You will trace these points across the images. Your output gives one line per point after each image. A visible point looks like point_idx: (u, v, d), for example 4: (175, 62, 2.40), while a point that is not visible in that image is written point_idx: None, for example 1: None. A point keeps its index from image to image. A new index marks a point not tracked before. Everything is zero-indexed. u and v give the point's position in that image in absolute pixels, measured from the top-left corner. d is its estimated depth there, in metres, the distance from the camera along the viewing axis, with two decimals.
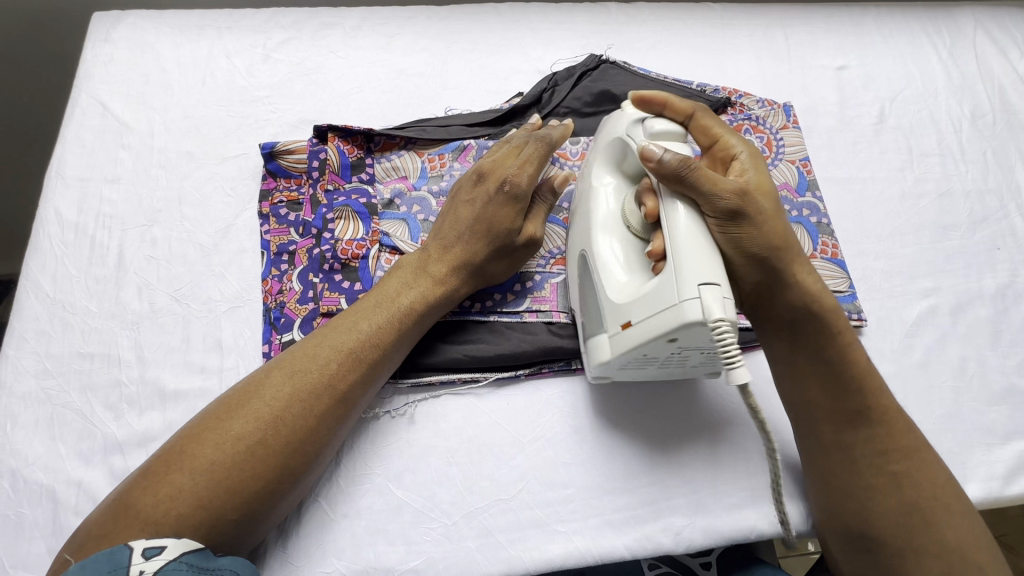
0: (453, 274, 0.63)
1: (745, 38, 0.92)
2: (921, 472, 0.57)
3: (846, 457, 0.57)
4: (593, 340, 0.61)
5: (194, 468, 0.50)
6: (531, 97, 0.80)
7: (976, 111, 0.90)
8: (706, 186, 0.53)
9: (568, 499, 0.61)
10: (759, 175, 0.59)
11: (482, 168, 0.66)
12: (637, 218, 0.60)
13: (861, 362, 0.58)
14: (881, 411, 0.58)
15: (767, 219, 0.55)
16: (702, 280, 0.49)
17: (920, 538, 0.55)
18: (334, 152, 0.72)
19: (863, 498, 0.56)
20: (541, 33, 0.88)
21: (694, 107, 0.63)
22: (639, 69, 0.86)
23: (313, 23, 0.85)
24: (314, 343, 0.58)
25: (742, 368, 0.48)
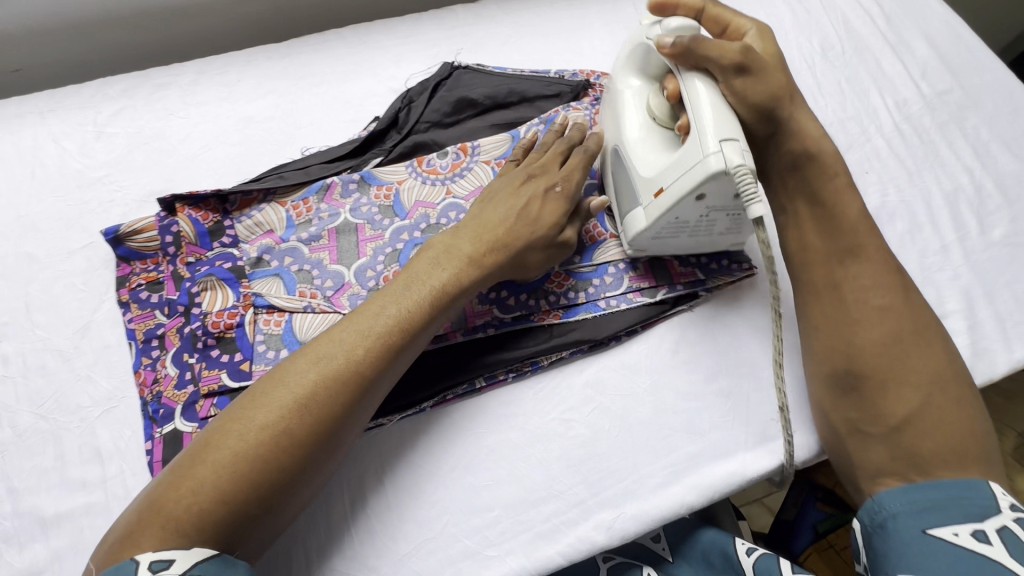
0: (491, 258, 0.62)
1: (595, 16, 0.92)
2: (906, 310, 0.60)
3: (837, 297, 0.61)
4: (630, 215, 0.66)
5: (216, 463, 0.48)
6: (387, 120, 0.78)
7: (825, 43, 0.93)
8: (712, 52, 0.58)
9: (495, 521, 0.61)
10: (769, 45, 0.64)
11: (532, 170, 0.67)
12: (663, 108, 0.64)
13: (853, 210, 0.62)
14: (872, 247, 0.61)
15: (769, 73, 0.60)
16: (722, 137, 0.54)
17: (903, 367, 0.58)
18: (187, 222, 0.68)
19: (848, 330, 0.60)
20: (390, 50, 0.86)
21: (702, 1, 0.66)
22: (494, 68, 0.84)
23: (145, 87, 0.80)
24: (337, 329, 0.55)
25: (759, 204, 0.52)
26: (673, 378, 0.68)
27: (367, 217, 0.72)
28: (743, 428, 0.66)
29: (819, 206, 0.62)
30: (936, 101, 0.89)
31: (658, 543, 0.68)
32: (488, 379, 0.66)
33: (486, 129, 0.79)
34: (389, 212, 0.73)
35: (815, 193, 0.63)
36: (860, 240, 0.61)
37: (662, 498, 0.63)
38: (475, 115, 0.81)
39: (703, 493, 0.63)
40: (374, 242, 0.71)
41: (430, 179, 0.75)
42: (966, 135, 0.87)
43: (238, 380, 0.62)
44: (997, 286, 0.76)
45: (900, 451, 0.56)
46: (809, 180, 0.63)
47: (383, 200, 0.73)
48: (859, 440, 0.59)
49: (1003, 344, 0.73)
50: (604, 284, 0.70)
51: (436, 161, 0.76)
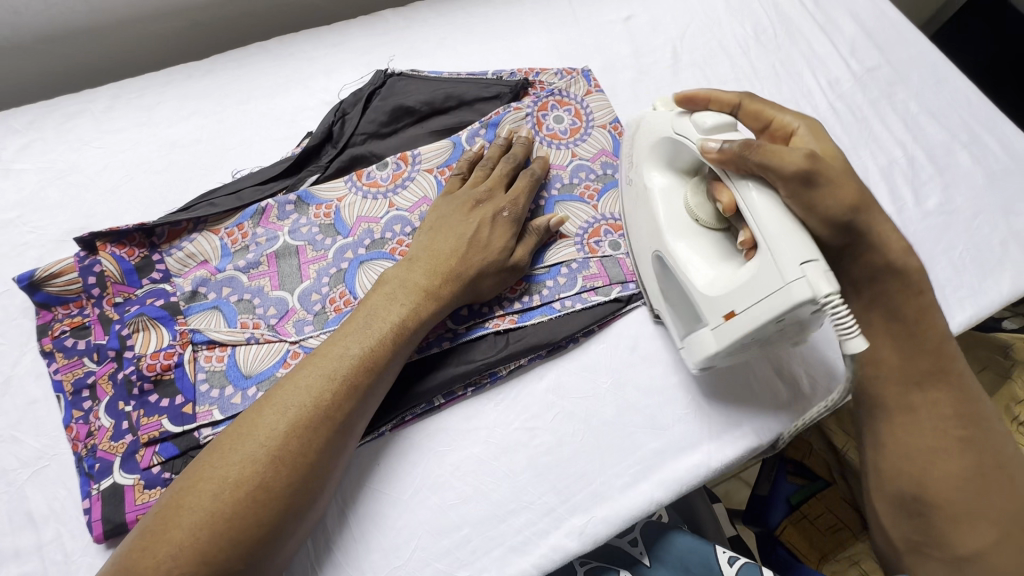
0: (448, 289, 0.62)
1: (530, 13, 0.91)
2: (987, 442, 0.58)
3: (912, 422, 0.59)
4: (693, 335, 0.61)
5: (194, 522, 0.47)
6: (321, 135, 0.75)
7: (757, 27, 0.94)
8: (773, 160, 0.52)
9: (465, 540, 0.60)
10: (823, 144, 0.59)
11: (478, 194, 0.68)
12: (706, 210, 0.61)
13: (936, 327, 0.59)
14: (953, 375, 0.59)
15: (841, 181, 0.54)
16: (801, 258, 0.50)
17: (975, 501, 0.56)
18: (110, 261, 0.64)
19: (922, 462, 0.58)
20: (319, 61, 0.83)
21: (739, 96, 0.63)
22: (430, 73, 0.82)
23: (54, 116, 0.75)
24: (303, 372, 0.55)
25: (855, 338, 0.49)
26: (634, 375, 0.68)
27: (308, 237, 0.69)
28: (705, 418, 0.66)
29: (896, 320, 0.60)
30: (866, 78, 0.91)
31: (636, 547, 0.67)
32: (447, 396, 0.64)
33: (426, 137, 0.77)
34: (330, 230, 0.70)
35: (893, 310, 0.60)
36: (942, 363, 0.59)
37: (630, 498, 0.63)
38: (413, 123, 0.78)
39: (671, 488, 0.63)
40: (317, 263, 0.68)
41: (372, 192, 0.72)
42: (896, 109, 0.89)
43: (180, 424, 0.59)
44: (935, 254, 0.79)
45: None
46: (886, 295, 0.60)
47: (322, 219, 0.70)
48: (919, 555, 0.59)
49: (944, 310, 0.75)
50: (558, 285, 0.69)
51: (376, 172, 0.73)
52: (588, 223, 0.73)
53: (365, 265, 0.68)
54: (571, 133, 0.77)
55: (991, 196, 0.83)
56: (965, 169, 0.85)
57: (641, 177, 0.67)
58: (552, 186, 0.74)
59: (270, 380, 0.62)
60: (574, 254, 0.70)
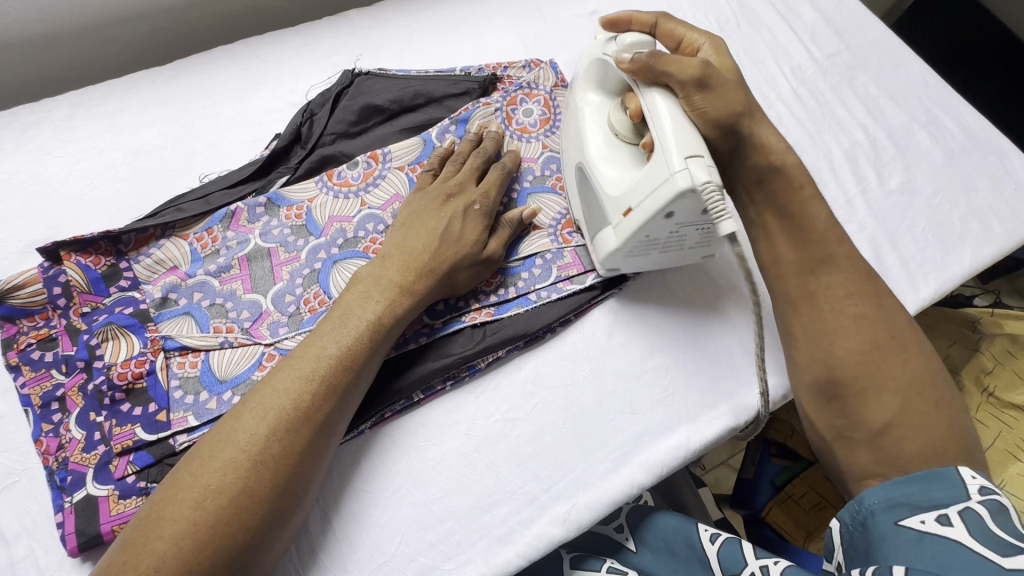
0: (422, 283, 0.62)
1: (496, 9, 0.91)
2: (885, 316, 0.59)
3: (813, 306, 0.61)
4: (599, 236, 0.65)
5: (176, 532, 0.47)
6: (289, 136, 0.74)
7: (720, 17, 0.96)
8: (672, 68, 0.57)
9: (449, 533, 0.60)
10: (721, 59, 0.64)
11: (449, 188, 0.67)
12: (625, 125, 0.64)
13: (823, 219, 0.62)
14: (844, 255, 0.61)
15: (730, 89, 0.59)
16: (688, 154, 0.54)
17: (878, 372, 0.57)
18: (76, 270, 0.62)
19: (827, 340, 0.59)
20: (285, 63, 0.82)
21: (655, 17, 0.67)
22: (398, 71, 0.82)
23: (13, 127, 0.73)
24: (280, 374, 0.55)
25: (728, 219, 0.53)
26: (611, 361, 0.68)
27: (280, 239, 0.69)
28: (683, 400, 0.67)
29: (786, 217, 0.63)
30: (827, 64, 0.94)
31: (623, 534, 0.67)
32: (426, 392, 0.64)
33: (396, 135, 0.77)
34: (303, 231, 0.70)
35: (781, 206, 0.63)
36: (829, 250, 0.61)
37: (612, 483, 0.63)
38: (382, 121, 0.78)
39: (652, 471, 0.64)
40: (290, 264, 0.68)
41: (343, 192, 0.72)
42: (857, 93, 0.92)
43: (155, 432, 0.58)
44: (899, 232, 0.81)
45: (884, 455, 0.54)
46: (775, 192, 0.63)
47: (294, 220, 0.70)
48: (841, 441, 0.58)
49: (910, 286, 0.78)
50: (534, 277, 0.69)
51: (346, 172, 0.73)
52: (561, 214, 0.74)
53: (339, 264, 0.68)
54: (541, 125, 0.78)
55: (950, 174, 0.86)
56: (925, 149, 0.88)
57: (573, 99, 0.70)
58: (523, 179, 0.75)
59: (245, 384, 0.61)
60: (548, 245, 0.71)
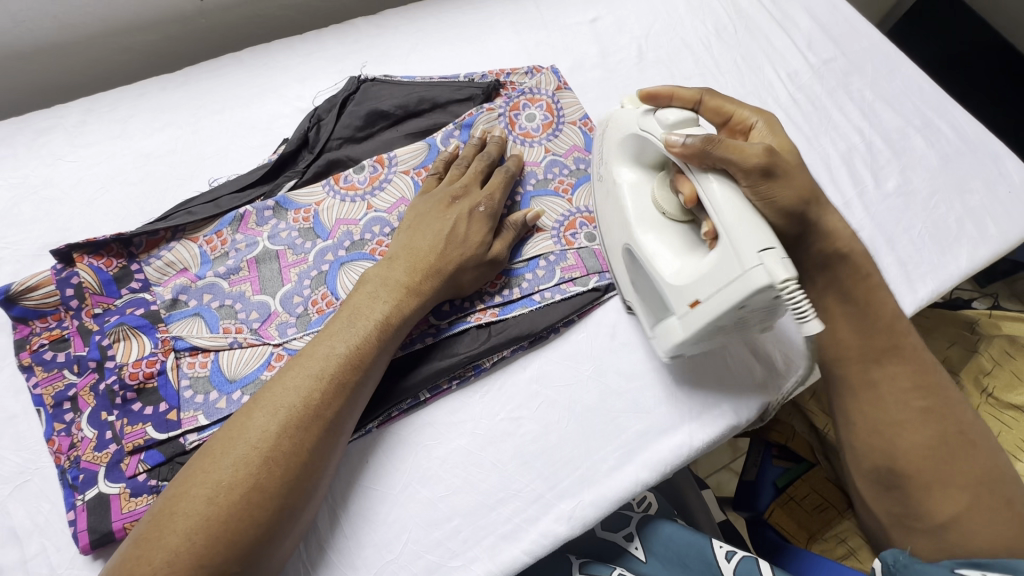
0: (429, 284, 0.63)
1: (498, 17, 0.93)
2: (949, 408, 0.59)
3: (875, 395, 0.61)
4: (663, 324, 0.64)
5: (189, 526, 0.48)
6: (297, 140, 0.76)
7: (718, 25, 0.98)
8: (733, 155, 0.55)
9: (456, 531, 0.60)
10: (778, 137, 0.64)
11: (454, 191, 0.69)
12: (672, 203, 0.63)
13: (887, 307, 0.62)
14: (907, 347, 0.61)
15: (795, 174, 0.58)
16: (760, 247, 0.52)
17: (947, 469, 0.57)
18: (89, 272, 0.64)
19: (889, 434, 0.59)
20: (292, 70, 0.84)
21: (699, 94, 0.66)
22: (403, 78, 0.84)
23: (26, 133, 0.74)
24: (290, 372, 0.56)
25: (812, 320, 0.50)
26: (614, 360, 0.69)
27: (288, 241, 0.70)
28: (686, 399, 0.68)
29: (849, 301, 0.62)
30: (823, 69, 0.95)
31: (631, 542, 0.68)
32: (432, 391, 0.65)
33: (401, 139, 0.79)
34: (310, 234, 0.71)
35: (844, 291, 0.62)
36: (895, 340, 0.61)
37: (616, 481, 0.64)
38: (388, 126, 0.80)
39: (655, 469, 0.65)
40: (297, 266, 0.69)
41: (350, 195, 0.73)
42: (853, 98, 0.93)
43: (165, 431, 0.58)
44: (896, 233, 0.82)
45: (944, 546, 0.56)
46: (840, 279, 0.62)
47: (302, 223, 0.71)
48: (906, 530, 0.59)
49: (908, 286, 0.79)
50: (537, 278, 0.70)
51: (353, 176, 0.74)
52: (563, 216, 0.75)
53: (346, 266, 0.69)
54: (543, 129, 0.79)
55: (945, 176, 0.87)
56: (920, 152, 0.89)
57: (612, 172, 0.69)
58: (526, 182, 0.76)
59: (254, 383, 0.62)
60: (551, 247, 0.72)
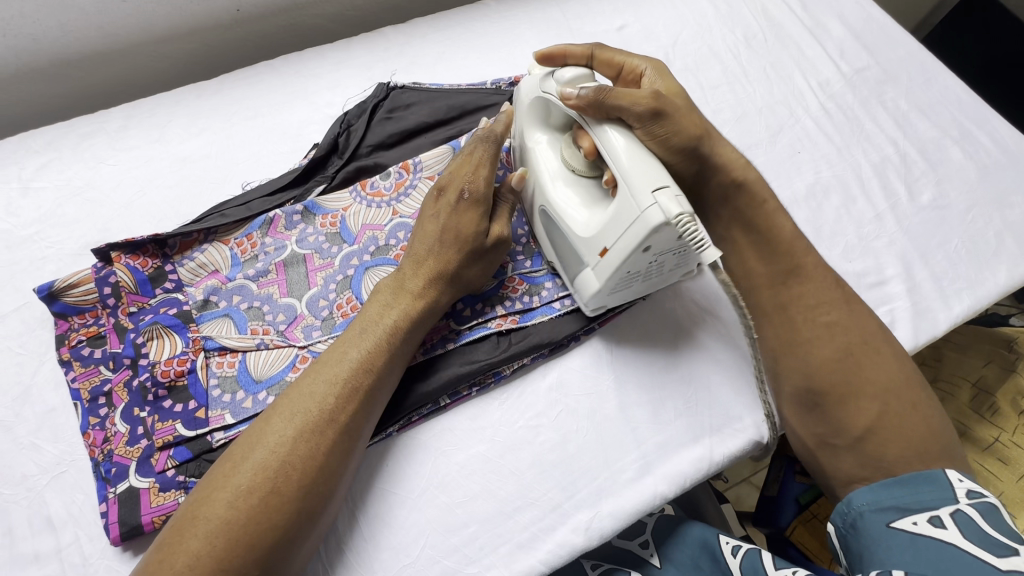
0: (436, 287, 0.64)
1: (525, 24, 0.94)
2: (852, 327, 0.61)
3: (785, 318, 0.62)
4: (579, 276, 0.65)
5: (209, 531, 0.49)
6: (326, 146, 0.77)
7: (747, 33, 0.97)
8: (622, 100, 0.58)
9: (473, 537, 0.61)
10: (666, 81, 0.66)
11: (439, 182, 0.67)
12: (579, 160, 0.64)
13: (788, 229, 0.64)
14: (809, 267, 0.63)
15: (683, 114, 0.60)
16: (653, 187, 0.54)
17: (856, 382, 0.58)
18: (125, 272, 0.66)
19: (803, 361, 0.60)
20: (323, 77, 0.86)
21: (590, 48, 0.69)
22: (431, 85, 0.85)
23: (71, 137, 0.78)
24: (306, 379, 0.57)
25: (711, 248, 0.54)
26: (634, 368, 0.69)
27: (315, 246, 0.72)
28: (707, 412, 0.67)
29: (752, 231, 0.64)
30: (856, 78, 0.93)
31: (646, 547, 0.67)
32: (452, 396, 0.66)
33: (427, 146, 0.80)
34: (337, 239, 0.73)
35: (748, 222, 0.64)
36: (798, 261, 0.63)
37: (636, 493, 0.63)
38: (415, 133, 0.81)
39: (675, 483, 0.64)
40: (324, 270, 0.71)
41: (375, 202, 0.75)
42: (887, 107, 0.91)
43: (193, 428, 0.60)
44: (930, 247, 0.80)
45: (869, 462, 0.56)
46: (739, 210, 0.64)
47: (329, 228, 0.73)
48: (827, 450, 0.59)
49: (942, 302, 0.76)
50: (558, 286, 0.71)
51: (379, 183, 0.76)
52: None
53: (370, 270, 0.71)
54: None
55: (984, 189, 0.85)
56: (957, 164, 0.86)
57: (520, 137, 0.71)
58: None
59: (280, 384, 0.63)
60: None
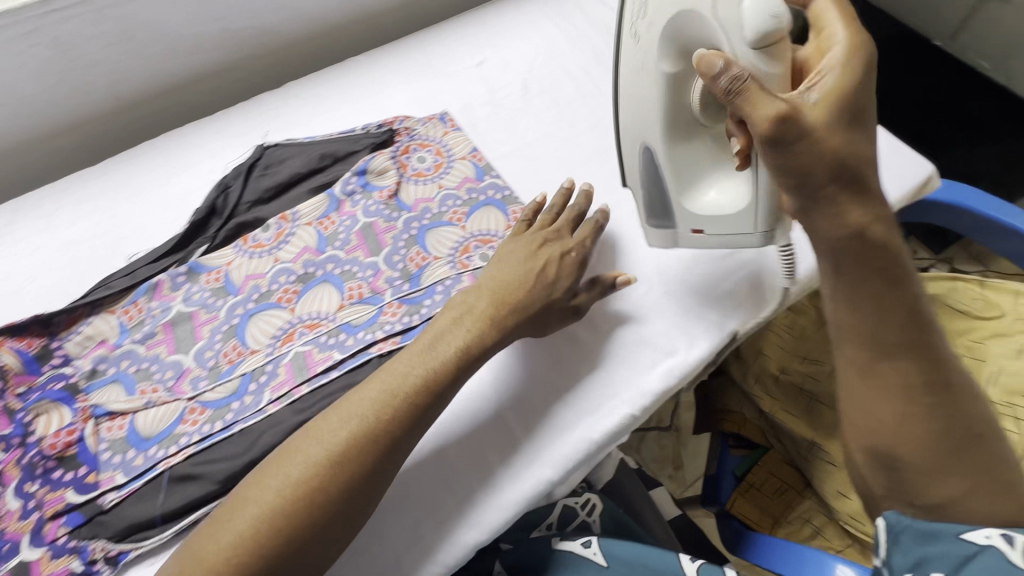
0: (511, 316, 0.70)
1: (392, 73, 1.03)
2: (959, 401, 0.57)
3: (879, 384, 0.58)
4: (662, 227, 0.78)
5: (212, 558, 0.53)
6: (205, 209, 0.82)
7: (595, 51, 1.07)
8: (749, 105, 0.53)
9: (374, 549, 0.66)
10: (839, 81, 0.55)
11: (547, 235, 0.77)
12: (713, 117, 0.67)
13: (907, 295, 0.57)
14: (925, 339, 0.57)
15: (825, 135, 0.53)
16: (774, 223, 0.67)
17: (948, 460, 0.56)
18: (11, 354, 0.69)
19: (895, 424, 0.58)
20: (204, 146, 0.92)
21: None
22: (304, 139, 0.92)
23: None
24: (349, 406, 0.61)
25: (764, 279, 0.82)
26: (512, 372, 0.76)
27: (200, 302, 0.76)
28: (580, 399, 0.74)
29: (877, 281, 0.56)
30: None
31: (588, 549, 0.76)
32: None
33: (305, 195, 0.86)
34: (221, 293, 0.77)
35: (879, 273, 0.56)
36: (919, 325, 0.57)
37: (529, 483, 0.69)
38: (293, 185, 0.87)
39: (556, 470, 0.70)
40: (210, 323, 0.75)
41: (257, 253, 0.81)
42: None
43: (84, 493, 0.63)
44: None
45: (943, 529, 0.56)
46: (858, 251, 0.56)
47: (214, 284, 0.78)
48: (896, 502, 0.60)
49: None
50: (435, 302, 0.77)
51: (260, 236, 0.82)
52: (458, 243, 0.83)
53: (255, 317, 0.75)
54: (435, 168, 0.90)
55: None
56: None
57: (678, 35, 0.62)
58: (421, 218, 0.85)
59: (170, 438, 0.66)
60: (446, 272, 0.79)
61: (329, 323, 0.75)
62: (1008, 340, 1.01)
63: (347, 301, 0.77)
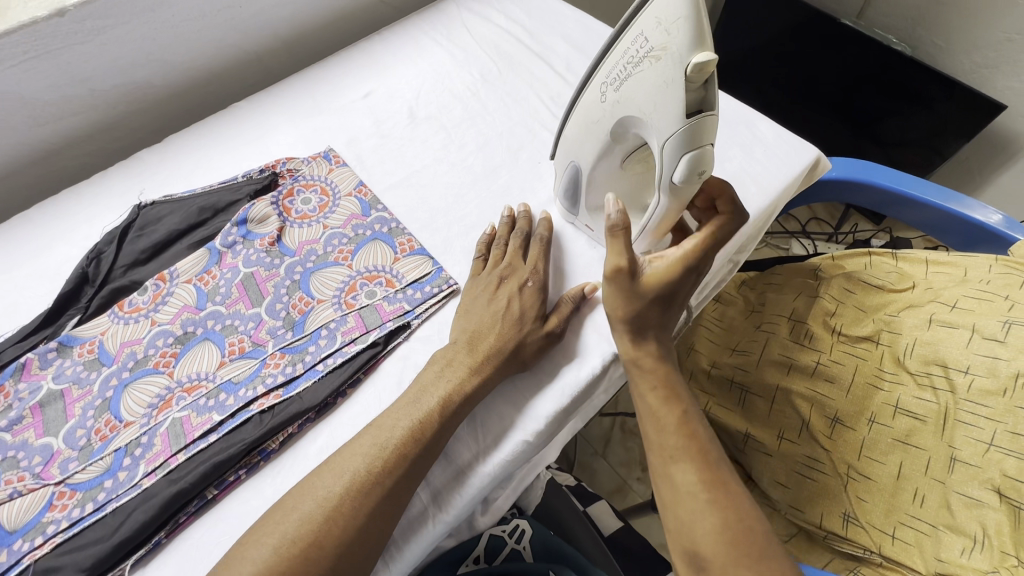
0: (489, 361, 0.71)
1: (277, 114, 1.01)
2: (735, 500, 0.61)
3: (672, 484, 0.63)
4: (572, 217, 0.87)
5: None
6: (75, 279, 0.79)
7: (482, 70, 1.07)
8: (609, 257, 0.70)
9: None
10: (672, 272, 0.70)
11: (502, 271, 0.78)
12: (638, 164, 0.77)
13: (680, 410, 0.68)
14: (698, 445, 0.65)
15: (646, 294, 0.70)
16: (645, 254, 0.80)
17: (740, 556, 0.57)
18: None
19: (690, 524, 0.60)
20: (80, 213, 0.89)
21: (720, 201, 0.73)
22: (183, 194, 0.89)
23: None
24: (310, 483, 0.62)
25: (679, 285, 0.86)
26: None
27: (72, 377, 0.72)
28: (487, 434, 0.71)
29: (660, 392, 0.69)
30: None
31: None
32: (220, 486, 0.67)
33: (184, 251, 0.84)
34: (95, 364, 0.74)
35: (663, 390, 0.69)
36: (691, 432, 0.66)
37: (433, 529, 0.67)
38: (171, 243, 0.85)
39: (458, 511, 0.68)
40: (82, 399, 0.71)
41: (135, 317, 0.77)
42: None
43: None
44: None
45: None
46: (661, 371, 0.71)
47: (87, 355, 0.74)
48: None
49: None
50: (320, 348, 0.74)
51: (136, 298, 0.78)
52: (343, 282, 0.81)
53: (130, 387, 0.72)
54: (320, 209, 0.88)
55: None
56: None
57: (587, 131, 0.75)
58: (305, 261, 0.83)
59: (36, 529, 0.63)
60: (331, 316, 0.77)
61: (210, 383, 0.72)
62: (919, 311, 0.91)
63: (228, 358, 0.74)
